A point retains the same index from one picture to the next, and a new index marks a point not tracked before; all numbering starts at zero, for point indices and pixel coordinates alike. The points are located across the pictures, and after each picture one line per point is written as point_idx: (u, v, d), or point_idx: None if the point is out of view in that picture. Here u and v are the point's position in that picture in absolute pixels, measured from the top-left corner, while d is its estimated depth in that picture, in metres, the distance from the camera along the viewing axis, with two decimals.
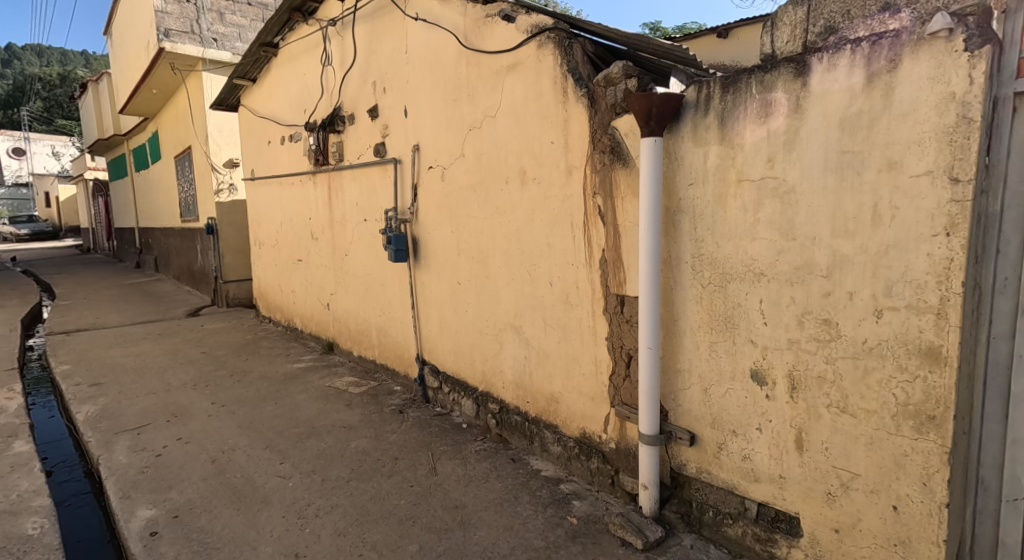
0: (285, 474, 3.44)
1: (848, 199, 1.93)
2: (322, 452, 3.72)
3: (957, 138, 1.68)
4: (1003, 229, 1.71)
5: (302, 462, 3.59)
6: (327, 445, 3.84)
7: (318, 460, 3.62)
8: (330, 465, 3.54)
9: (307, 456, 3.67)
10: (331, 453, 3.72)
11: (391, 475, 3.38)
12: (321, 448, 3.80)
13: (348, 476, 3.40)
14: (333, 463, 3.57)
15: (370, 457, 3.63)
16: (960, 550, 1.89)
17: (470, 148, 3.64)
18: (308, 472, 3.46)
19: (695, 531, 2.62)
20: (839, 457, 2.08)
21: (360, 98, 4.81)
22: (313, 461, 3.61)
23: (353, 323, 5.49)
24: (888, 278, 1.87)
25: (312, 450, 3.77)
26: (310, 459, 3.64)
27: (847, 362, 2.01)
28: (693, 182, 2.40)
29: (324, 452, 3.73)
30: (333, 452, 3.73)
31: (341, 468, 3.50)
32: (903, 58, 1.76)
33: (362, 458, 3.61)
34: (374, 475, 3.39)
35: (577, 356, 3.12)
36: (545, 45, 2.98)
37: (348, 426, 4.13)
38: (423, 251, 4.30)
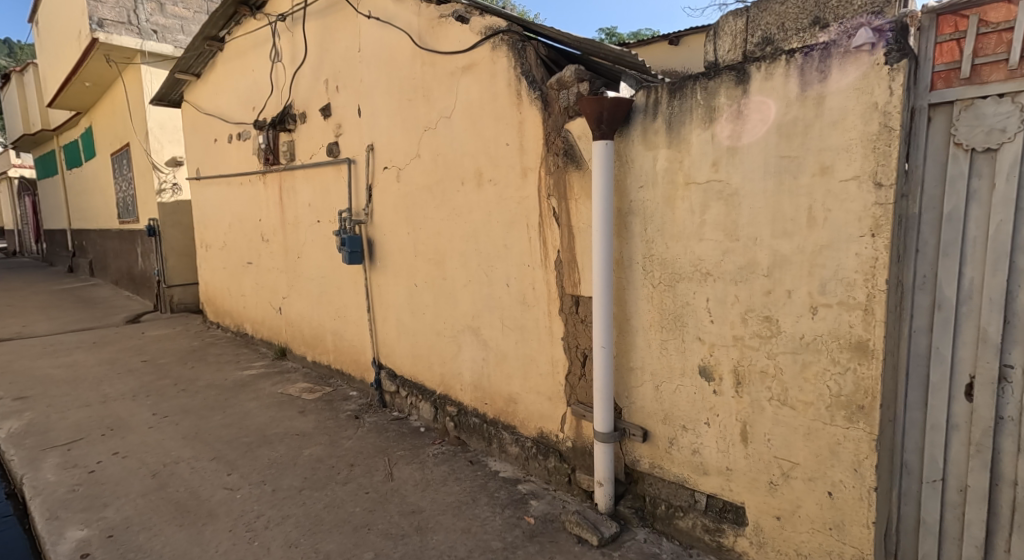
0: (233, 486, 3.35)
1: (787, 201, 2.04)
2: (274, 461, 3.64)
3: (880, 145, 1.80)
4: (922, 230, 1.84)
5: (251, 473, 3.50)
6: (279, 453, 3.75)
7: (269, 470, 3.53)
8: (281, 475, 3.47)
9: (257, 467, 3.58)
10: (283, 462, 3.63)
11: (346, 482, 3.34)
12: (272, 457, 3.71)
13: (300, 485, 3.33)
14: (284, 472, 3.49)
15: (324, 464, 3.57)
16: (888, 531, 2.03)
17: (426, 149, 3.64)
18: (258, 483, 3.37)
19: (649, 525, 2.70)
20: (780, 448, 2.19)
21: (312, 96, 4.72)
22: (264, 471, 3.52)
23: (307, 327, 5.38)
24: (823, 277, 1.98)
25: (263, 460, 3.67)
26: (260, 469, 3.55)
27: (787, 357, 2.12)
28: (644, 185, 2.48)
29: (276, 461, 3.65)
30: (285, 460, 3.64)
31: (293, 477, 3.43)
32: (832, 69, 1.87)
33: (315, 466, 3.55)
34: (328, 483, 3.33)
35: (534, 357, 3.17)
36: (498, 47, 3.02)
37: (301, 433, 4.05)
38: (379, 253, 4.26)
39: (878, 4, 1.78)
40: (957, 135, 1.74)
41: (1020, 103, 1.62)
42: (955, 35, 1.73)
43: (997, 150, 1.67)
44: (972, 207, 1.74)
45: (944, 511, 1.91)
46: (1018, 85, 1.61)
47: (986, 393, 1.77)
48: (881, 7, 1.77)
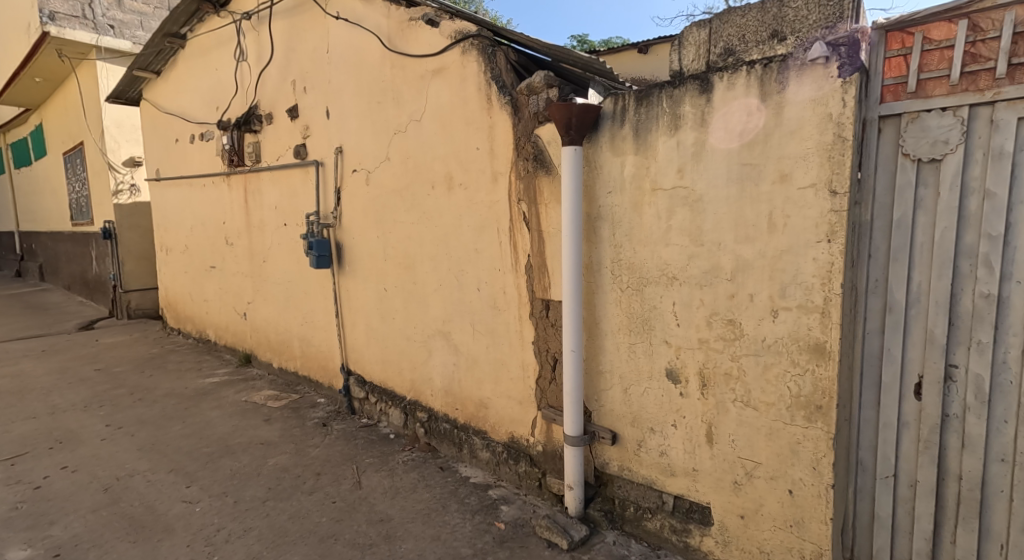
0: (192, 499, 3.25)
1: (748, 207, 2.10)
2: (236, 472, 3.55)
3: (834, 154, 1.87)
4: (873, 235, 1.92)
5: (212, 485, 3.41)
6: (241, 463, 3.66)
7: (231, 481, 3.45)
8: (244, 485, 3.39)
9: (218, 478, 3.49)
10: (246, 472, 3.55)
11: (311, 492, 3.29)
12: (234, 467, 3.62)
13: (264, 496, 3.26)
14: (247, 483, 3.41)
15: (289, 474, 3.51)
16: (845, 526, 2.09)
17: (396, 152, 3.62)
18: (219, 495, 3.29)
19: (618, 527, 2.73)
20: (744, 448, 2.25)
21: (279, 97, 4.65)
22: (226, 483, 3.43)
23: (273, 333, 5.27)
24: (783, 281, 2.05)
25: (224, 471, 3.58)
26: (221, 480, 3.46)
27: (749, 359, 2.18)
28: (612, 190, 2.52)
29: (238, 472, 3.56)
30: (248, 471, 3.56)
31: (257, 488, 3.35)
32: (789, 80, 1.95)
33: (279, 476, 3.48)
34: (293, 493, 3.27)
35: (504, 361, 3.18)
36: (468, 52, 3.03)
37: (266, 442, 3.97)
38: (348, 258, 4.22)
39: (832, 19, 1.86)
40: (905, 146, 1.82)
41: (961, 117, 1.71)
42: (902, 51, 1.82)
43: (941, 161, 1.76)
44: (919, 215, 1.82)
45: (896, 506, 1.98)
46: (959, 100, 1.71)
47: (933, 391, 1.85)
48: (835, 21, 1.85)
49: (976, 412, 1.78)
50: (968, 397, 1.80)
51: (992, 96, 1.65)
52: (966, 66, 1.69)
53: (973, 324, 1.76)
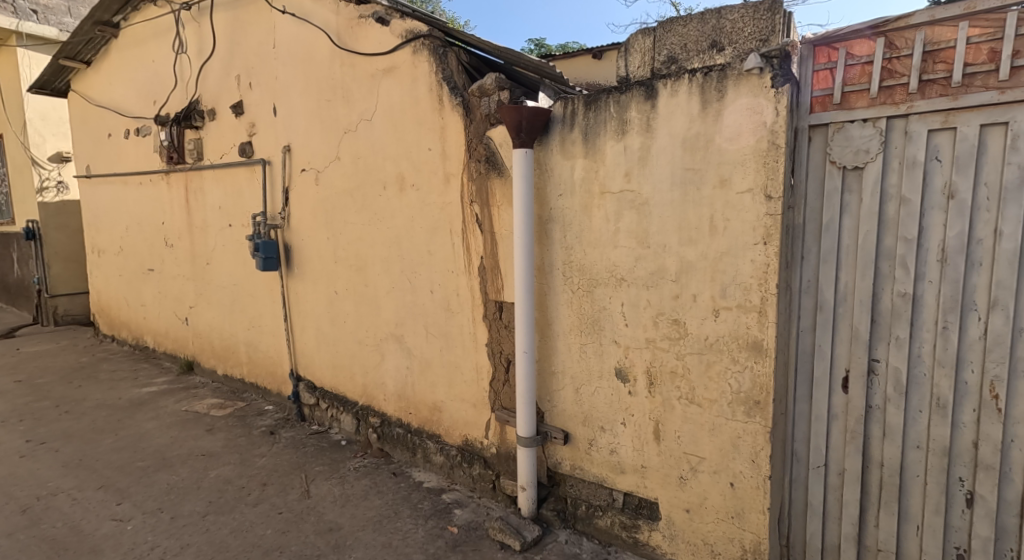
0: (122, 517, 3.10)
1: (691, 211, 2.18)
2: (173, 486, 3.40)
3: (769, 160, 1.97)
4: (806, 238, 2.03)
5: (145, 501, 3.25)
6: (179, 477, 3.51)
7: (167, 496, 3.30)
8: (182, 500, 3.25)
9: (152, 493, 3.33)
10: (184, 486, 3.41)
11: (256, 504, 3.19)
12: (171, 482, 3.46)
13: (204, 510, 3.14)
14: (185, 497, 3.28)
15: (232, 486, 3.39)
16: (782, 515, 2.20)
17: (346, 151, 3.57)
18: (153, 511, 3.14)
19: (570, 526, 2.77)
20: (689, 444, 2.33)
21: (222, 92, 4.50)
22: (161, 498, 3.28)
23: (217, 338, 5.09)
24: (724, 282, 2.14)
25: (160, 486, 3.42)
26: (157, 496, 3.30)
27: (693, 358, 2.26)
28: (563, 193, 2.56)
29: (176, 486, 3.41)
30: (186, 485, 3.42)
31: (196, 502, 3.22)
32: (728, 89, 2.04)
33: (221, 489, 3.35)
34: (236, 506, 3.17)
35: (458, 364, 3.18)
36: (419, 51, 3.02)
37: (207, 454, 3.82)
38: (297, 260, 4.11)
39: (764, 33, 1.95)
40: (832, 155, 1.93)
41: (880, 128, 1.83)
42: (829, 64, 1.93)
43: (864, 168, 1.87)
44: (845, 218, 1.94)
45: (827, 494, 2.10)
46: (878, 112, 1.83)
47: (858, 384, 1.97)
48: (767, 35, 1.94)
49: (895, 402, 1.91)
50: (888, 389, 1.92)
51: (907, 109, 1.78)
52: (883, 81, 1.82)
53: (892, 320, 1.88)
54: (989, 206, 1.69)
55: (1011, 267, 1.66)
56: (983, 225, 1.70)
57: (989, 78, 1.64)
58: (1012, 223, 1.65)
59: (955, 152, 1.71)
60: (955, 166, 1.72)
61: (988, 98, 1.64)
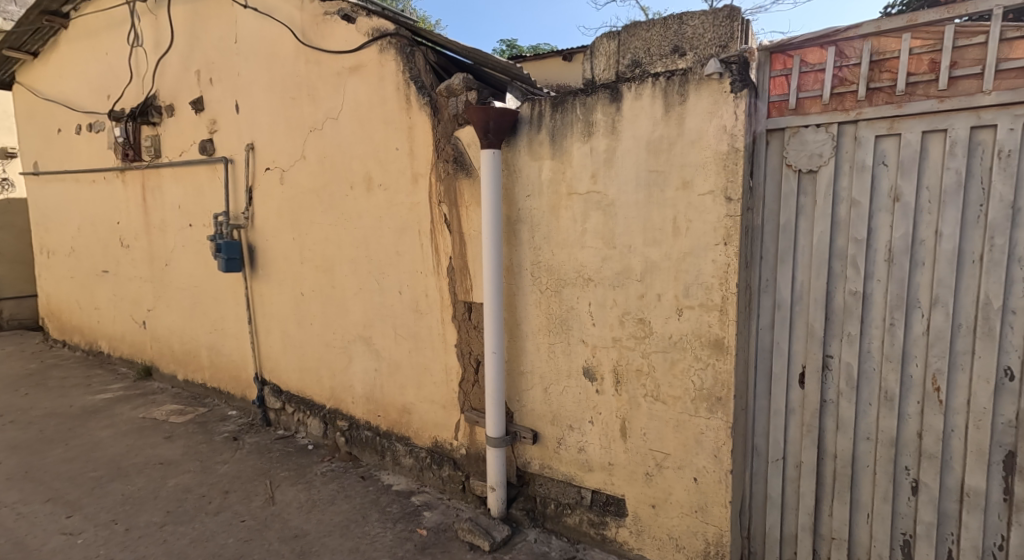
0: (73, 530, 2.99)
1: (655, 212, 2.23)
2: (129, 497, 3.29)
3: (729, 164, 2.03)
4: (764, 239, 2.09)
5: (98, 513, 3.14)
6: (135, 487, 3.40)
7: (122, 507, 3.20)
8: (137, 511, 3.15)
9: (106, 505, 3.22)
10: (140, 496, 3.30)
11: (217, 512, 3.11)
12: (126, 492, 3.35)
13: (161, 520, 3.06)
14: (142, 508, 3.18)
15: (192, 495, 3.30)
16: (743, 508, 2.27)
17: (312, 150, 3.52)
18: (106, 524, 3.04)
19: (539, 524, 2.79)
20: (654, 440, 2.38)
21: (181, 88, 4.38)
22: (115, 509, 3.18)
23: (177, 342, 4.94)
24: (687, 281, 2.19)
25: (114, 497, 3.31)
26: (110, 507, 3.20)
27: (658, 356, 2.31)
28: (530, 193, 2.59)
29: (131, 496, 3.31)
30: (143, 494, 3.32)
31: (153, 512, 3.13)
32: (689, 94, 2.09)
33: (180, 499, 3.26)
34: (196, 515, 3.09)
35: (427, 365, 3.17)
36: (386, 50, 3.01)
37: (166, 462, 3.71)
38: (261, 261, 4.03)
39: (724, 39, 2.01)
40: (788, 158, 2.00)
41: (832, 133, 1.91)
42: (784, 71, 2.00)
43: (817, 172, 1.95)
44: (801, 219, 2.01)
45: (785, 485, 2.17)
46: (830, 117, 1.90)
47: (814, 379, 2.04)
48: (727, 41, 2.00)
49: (847, 397, 1.99)
50: (841, 383, 2.00)
51: (856, 116, 1.85)
52: (834, 88, 1.90)
53: (844, 317, 1.96)
54: (931, 208, 1.77)
55: (951, 267, 1.75)
56: (926, 226, 1.79)
57: (930, 87, 1.73)
58: (951, 225, 1.74)
59: (900, 157, 1.80)
60: (900, 170, 1.80)
61: (930, 106, 1.72)
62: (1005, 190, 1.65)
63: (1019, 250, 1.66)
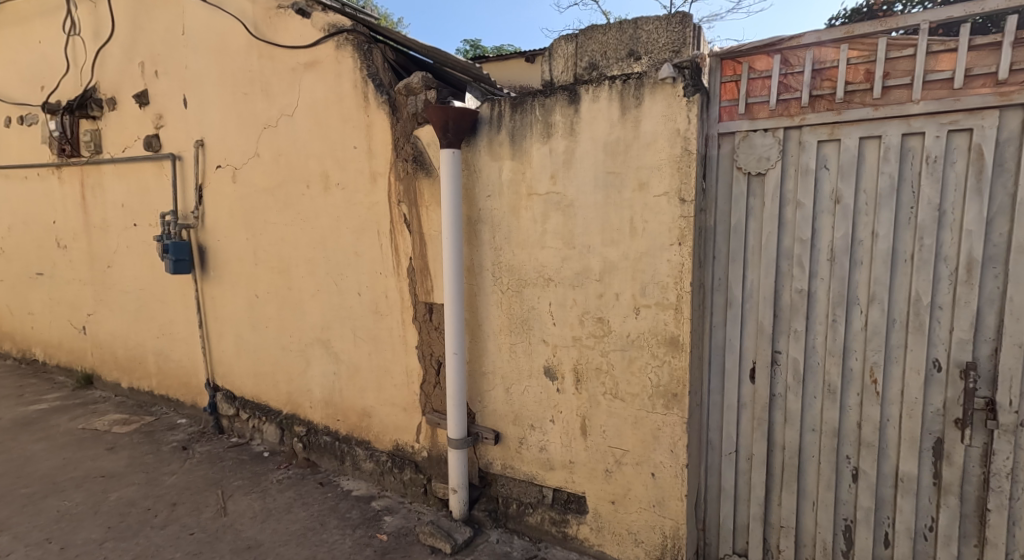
0: (2, 551, 2.82)
1: (613, 213, 2.27)
2: (65, 513, 3.13)
3: (683, 165, 2.08)
4: (717, 239, 2.16)
5: (31, 531, 2.98)
6: (72, 503, 3.24)
7: (58, 524, 3.04)
8: (75, 527, 3.01)
9: (40, 523, 3.06)
10: (78, 512, 3.15)
11: (163, 526, 3.00)
12: (63, 508, 3.19)
13: (101, 536, 2.92)
14: (80, 524, 3.03)
15: (136, 508, 3.17)
16: (698, 501, 2.33)
17: (265, 148, 3.43)
18: (39, 542, 2.88)
19: (501, 525, 2.80)
20: (613, 438, 2.42)
21: (124, 81, 4.20)
22: (50, 527, 3.02)
23: (120, 348, 4.74)
24: (644, 281, 2.24)
25: (49, 513, 3.15)
26: (44, 525, 3.03)
27: (617, 354, 2.35)
28: (490, 194, 2.59)
29: (68, 512, 3.15)
30: (81, 510, 3.16)
31: (92, 529, 2.99)
32: (645, 97, 2.14)
33: (122, 513, 3.13)
34: (140, 530, 2.96)
35: (388, 367, 3.13)
36: (343, 46, 2.97)
37: (107, 475, 3.55)
38: (212, 263, 3.91)
39: (677, 45, 2.06)
40: (739, 161, 2.07)
41: (778, 137, 1.99)
42: (734, 77, 2.07)
43: (765, 174, 2.02)
44: (751, 220, 2.08)
45: (738, 478, 2.24)
46: (777, 122, 1.98)
47: (763, 374, 2.12)
48: (679, 47, 2.05)
49: (794, 390, 2.07)
50: (789, 377, 2.08)
51: (800, 121, 1.94)
52: (780, 94, 1.98)
53: (791, 315, 2.05)
54: (868, 210, 1.87)
55: (886, 265, 1.85)
56: (864, 227, 1.88)
57: (866, 96, 1.83)
58: (886, 225, 1.84)
59: (840, 161, 1.89)
60: (841, 173, 1.89)
61: (866, 113, 1.82)
62: (932, 193, 1.76)
63: (945, 250, 1.77)
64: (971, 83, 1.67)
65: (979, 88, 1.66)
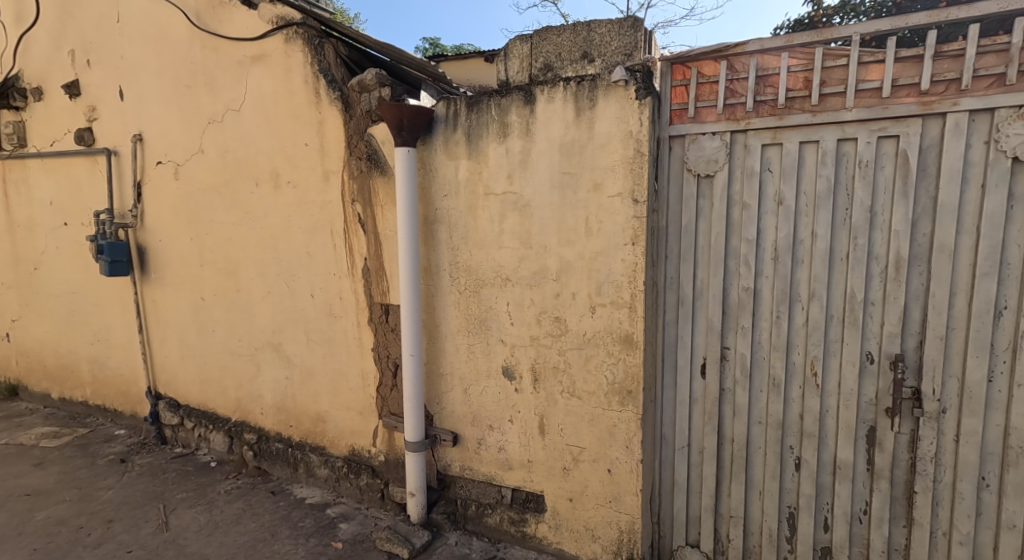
0: None
1: (570, 213, 2.30)
2: None
3: (636, 167, 2.13)
4: (668, 239, 2.22)
5: None
6: None
7: None
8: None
9: None
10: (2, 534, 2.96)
11: (98, 544, 2.85)
12: None
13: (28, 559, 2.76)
14: (3, 547, 2.85)
15: (67, 527, 3.00)
16: (653, 495, 2.38)
17: (210, 144, 3.32)
18: None
19: (460, 527, 2.79)
20: (570, 436, 2.45)
21: (52, 70, 3.97)
22: None
23: (51, 356, 4.47)
24: (599, 280, 2.27)
25: None
26: None
27: (574, 353, 2.38)
28: (447, 193, 2.58)
29: None
30: (5, 532, 2.97)
31: (17, 551, 2.81)
32: (598, 99, 2.17)
33: (51, 533, 2.96)
34: (71, 550, 2.81)
35: (343, 371, 3.07)
36: (293, 40, 2.90)
37: (35, 492, 3.35)
38: (153, 264, 3.75)
39: (628, 48, 2.10)
40: (689, 163, 2.13)
41: (725, 140, 2.06)
42: (684, 81, 2.13)
43: (714, 176, 2.09)
44: (701, 221, 2.15)
45: (690, 471, 2.31)
46: (724, 126, 2.05)
47: (713, 370, 2.19)
48: (631, 50, 2.09)
49: (742, 384, 2.14)
50: (737, 372, 2.15)
51: (745, 125, 2.01)
52: (727, 99, 2.05)
53: (738, 312, 2.12)
54: (808, 211, 1.96)
55: (824, 264, 1.94)
56: (805, 227, 1.97)
57: (805, 103, 1.91)
58: (824, 226, 1.93)
59: (782, 165, 1.97)
60: (783, 176, 1.98)
61: (805, 119, 1.91)
62: (865, 196, 1.86)
63: (877, 249, 1.87)
64: (897, 93, 1.77)
65: (904, 97, 1.76)
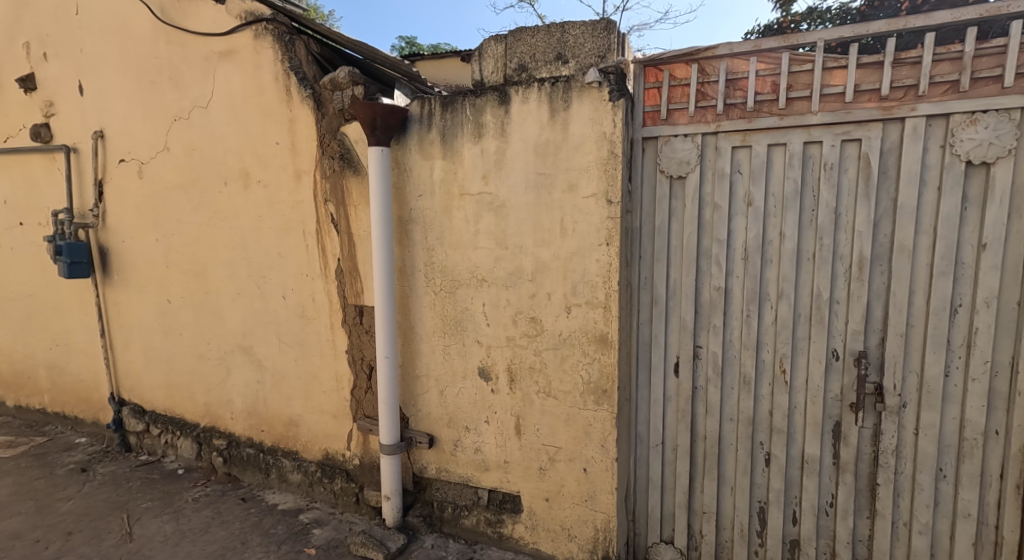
0: None
1: (545, 214, 2.31)
2: None
3: (610, 168, 2.15)
4: (642, 239, 2.24)
5: None
6: None
7: None
8: None
9: None
10: None
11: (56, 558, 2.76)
12: None
13: None
14: None
15: (23, 541, 2.89)
16: (628, 493, 2.41)
17: (176, 142, 3.24)
18: None
19: (436, 529, 2.77)
20: (547, 436, 2.46)
21: (5, 63, 3.82)
22: None
23: (6, 362, 4.30)
24: (574, 281, 2.29)
25: None
26: None
27: (550, 353, 2.39)
28: (422, 193, 2.57)
29: None
30: None
31: None
32: (573, 100, 2.19)
33: (6, 547, 2.85)
34: None
35: (316, 374, 3.03)
36: (262, 36, 2.85)
37: None
38: (116, 265, 3.64)
39: (602, 50, 2.12)
40: (662, 165, 2.16)
41: (697, 143, 2.09)
42: (656, 83, 2.17)
43: (686, 177, 2.12)
44: (673, 222, 2.18)
45: (664, 468, 2.34)
46: (695, 128, 2.09)
47: (686, 368, 2.22)
48: (604, 52, 2.12)
49: (714, 382, 2.18)
50: (709, 370, 2.19)
51: (716, 128, 2.05)
52: (698, 102, 2.09)
53: (710, 311, 2.16)
54: (776, 212, 2.00)
55: (792, 263, 1.99)
56: (773, 228, 2.02)
57: (773, 106, 1.96)
58: (792, 226, 1.97)
59: (751, 166, 2.01)
60: (752, 178, 2.02)
61: (773, 122, 1.95)
62: (830, 197, 1.91)
63: (841, 249, 1.93)
64: (859, 98, 1.84)
65: (866, 103, 1.83)
